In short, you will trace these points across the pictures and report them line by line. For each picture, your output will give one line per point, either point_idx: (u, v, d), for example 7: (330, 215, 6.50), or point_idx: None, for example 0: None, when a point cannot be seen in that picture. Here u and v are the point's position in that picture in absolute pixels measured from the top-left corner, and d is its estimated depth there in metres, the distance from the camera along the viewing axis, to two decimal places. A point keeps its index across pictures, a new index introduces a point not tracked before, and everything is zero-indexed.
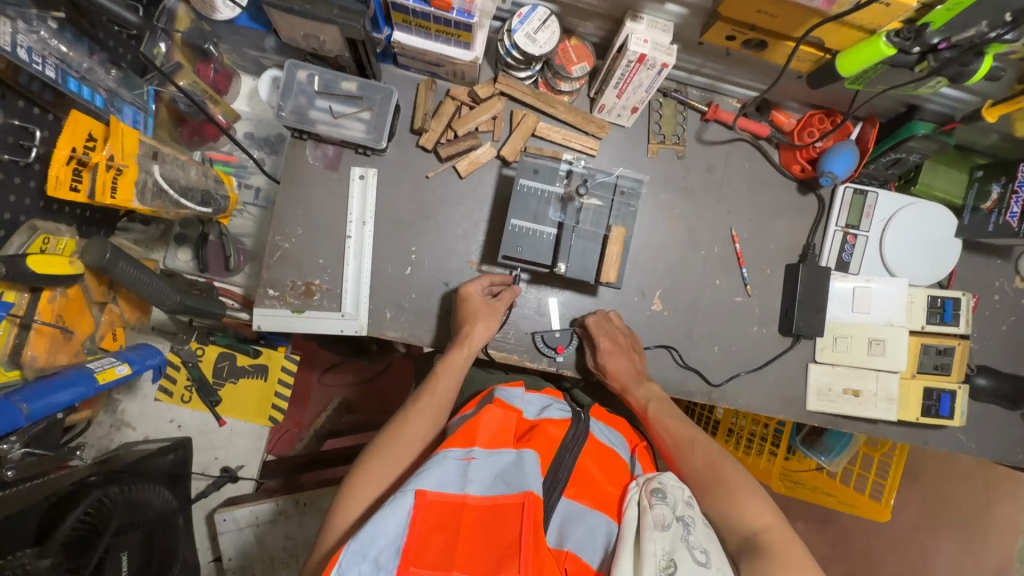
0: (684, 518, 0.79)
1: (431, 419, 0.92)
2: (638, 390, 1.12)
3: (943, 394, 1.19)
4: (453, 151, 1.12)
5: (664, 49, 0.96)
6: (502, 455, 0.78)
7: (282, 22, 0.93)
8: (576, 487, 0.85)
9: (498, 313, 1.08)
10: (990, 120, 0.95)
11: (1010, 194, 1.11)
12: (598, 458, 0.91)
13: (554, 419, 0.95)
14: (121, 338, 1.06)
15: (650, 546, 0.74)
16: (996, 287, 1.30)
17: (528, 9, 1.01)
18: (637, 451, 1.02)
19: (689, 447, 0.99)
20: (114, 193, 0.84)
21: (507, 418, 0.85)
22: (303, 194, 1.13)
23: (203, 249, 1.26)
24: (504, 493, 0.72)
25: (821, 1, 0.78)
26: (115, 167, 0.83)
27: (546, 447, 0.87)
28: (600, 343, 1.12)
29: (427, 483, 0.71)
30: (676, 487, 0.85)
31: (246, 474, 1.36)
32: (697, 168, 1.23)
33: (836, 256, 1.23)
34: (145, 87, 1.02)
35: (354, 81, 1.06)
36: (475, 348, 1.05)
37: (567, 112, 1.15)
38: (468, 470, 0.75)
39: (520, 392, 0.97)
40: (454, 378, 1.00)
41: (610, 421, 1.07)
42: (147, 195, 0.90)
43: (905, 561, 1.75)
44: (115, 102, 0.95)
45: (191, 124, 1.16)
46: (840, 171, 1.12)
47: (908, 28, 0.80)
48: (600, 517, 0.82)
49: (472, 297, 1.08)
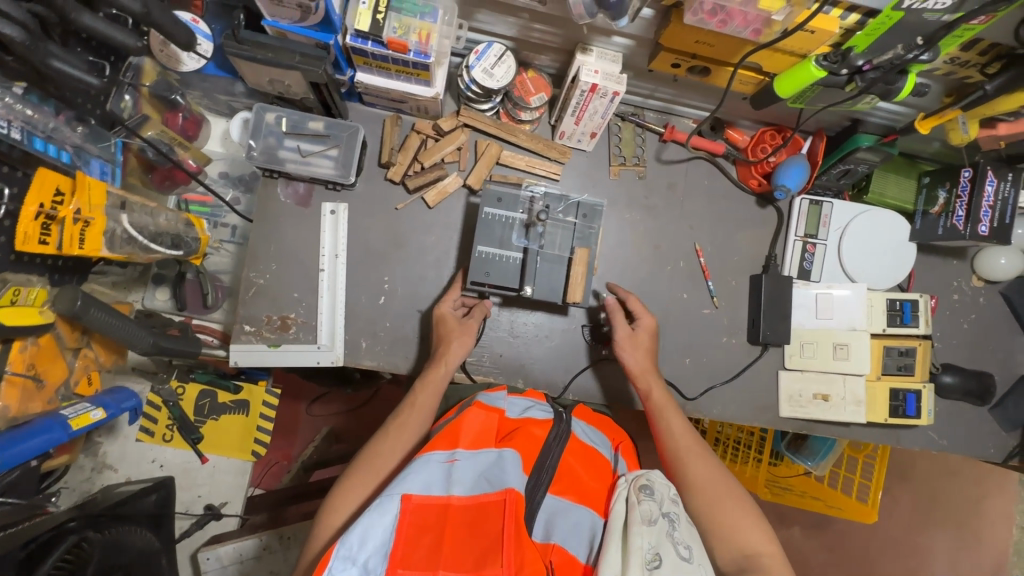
0: (671, 515, 0.78)
1: (411, 433, 0.97)
2: (656, 381, 1.09)
3: (909, 394, 1.22)
4: (420, 183, 1.16)
5: (614, 78, 1.01)
6: (484, 455, 0.80)
7: (246, 69, 0.97)
8: (561, 484, 0.84)
9: (472, 330, 1.10)
10: (924, 132, 1.00)
11: (955, 199, 1.16)
12: (582, 457, 0.91)
13: (536, 419, 0.95)
14: (95, 381, 1.05)
15: (637, 539, 0.73)
16: (954, 287, 1.34)
17: (483, 46, 1.06)
18: (619, 448, 1.02)
19: (692, 456, 0.97)
20: (81, 244, 0.85)
21: (488, 420, 0.87)
22: (275, 230, 1.16)
23: (182, 286, 1.29)
24: (486, 492, 0.73)
25: (748, 31, 0.83)
26: (82, 220, 0.85)
27: (528, 447, 0.86)
28: (640, 322, 1.15)
29: (411, 487, 0.72)
30: (664, 483, 0.83)
31: (230, 511, 1.34)
32: (658, 186, 1.27)
33: (798, 265, 1.27)
34: (112, 141, 1.03)
35: (321, 121, 1.11)
36: (452, 365, 1.05)
37: (529, 140, 1.20)
38: (451, 472, 0.76)
39: (503, 394, 1.00)
40: (432, 394, 1.02)
41: (592, 420, 1.07)
42: (115, 243, 0.92)
43: (900, 560, 1.77)
44: (82, 157, 0.94)
45: (161, 170, 1.20)
46: (794, 184, 1.18)
47: (835, 52, 0.86)
48: (585, 512, 0.81)
49: (444, 317, 1.10)
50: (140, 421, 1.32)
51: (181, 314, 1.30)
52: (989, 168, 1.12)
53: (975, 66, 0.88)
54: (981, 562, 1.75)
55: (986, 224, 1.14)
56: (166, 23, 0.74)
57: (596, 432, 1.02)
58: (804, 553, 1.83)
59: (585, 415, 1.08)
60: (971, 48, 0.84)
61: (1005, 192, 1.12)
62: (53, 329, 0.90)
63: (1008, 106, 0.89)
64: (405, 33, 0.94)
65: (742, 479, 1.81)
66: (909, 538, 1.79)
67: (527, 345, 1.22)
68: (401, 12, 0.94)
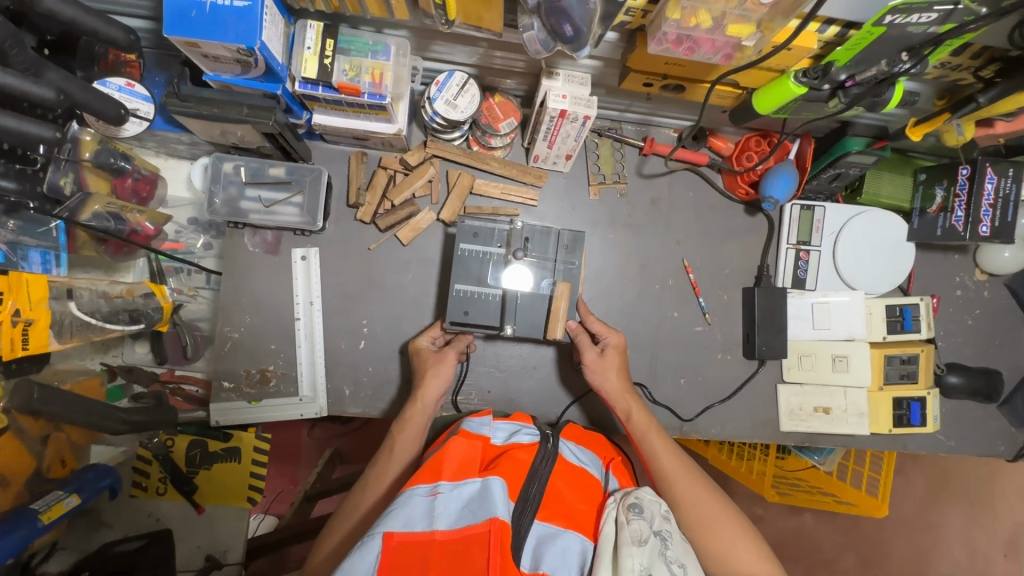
0: (662, 533, 0.74)
1: (389, 477, 0.88)
2: (632, 399, 1.02)
3: (912, 403, 1.18)
4: (391, 221, 1.12)
5: (584, 101, 0.94)
6: (468, 486, 0.71)
7: (194, 124, 0.92)
8: (548, 509, 0.75)
9: (449, 359, 1.04)
10: (916, 139, 0.93)
11: (953, 198, 1.10)
12: (570, 478, 0.83)
13: (522, 443, 0.86)
14: (70, 462, 1.07)
15: (628, 561, 0.67)
16: (957, 283, 1.29)
17: (444, 76, 1.00)
18: (610, 466, 0.93)
19: (681, 479, 0.89)
20: (26, 345, 0.75)
21: (471, 448, 0.78)
22: (247, 281, 1.12)
23: (160, 339, 1.22)
24: (471, 524, 0.66)
25: (719, 57, 0.78)
26: (23, 320, 0.74)
27: (514, 473, 0.77)
28: (608, 338, 1.07)
29: (393, 524, 0.66)
30: (653, 500, 0.78)
31: (231, 559, 1.31)
32: (641, 203, 1.22)
33: (791, 275, 1.22)
34: (52, 224, 0.91)
35: (282, 167, 1.07)
36: (431, 403, 0.99)
37: (502, 166, 1.15)
38: (435, 505, 0.69)
39: (489, 419, 0.90)
40: (413, 436, 0.94)
41: (581, 438, 0.99)
42: (65, 332, 0.83)
43: (918, 544, 1.69)
44: (17, 251, 0.86)
45: (115, 242, 1.03)
46: (782, 195, 1.10)
47: (814, 68, 0.79)
48: (574, 536, 0.72)
49: (421, 350, 1.07)
50: (132, 476, 1.29)
51: (162, 367, 1.24)
52: (988, 164, 1.06)
53: (968, 69, 0.82)
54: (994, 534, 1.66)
55: (988, 224, 1.08)
56: (88, 99, 0.77)
57: (585, 451, 0.94)
58: (817, 539, 1.72)
59: (573, 433, 0.99)
60: (963, 53, 0.78)
61: (1007, 189, 1.06)
62: (13, 427, 0.87)
63: (1007, 108, 0.82)
64: (356, 75, 0.88)
65: (749, 479, 1.63)
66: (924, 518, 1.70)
67: (514, 378, 1.18)
68: (350, 53, 0.88)
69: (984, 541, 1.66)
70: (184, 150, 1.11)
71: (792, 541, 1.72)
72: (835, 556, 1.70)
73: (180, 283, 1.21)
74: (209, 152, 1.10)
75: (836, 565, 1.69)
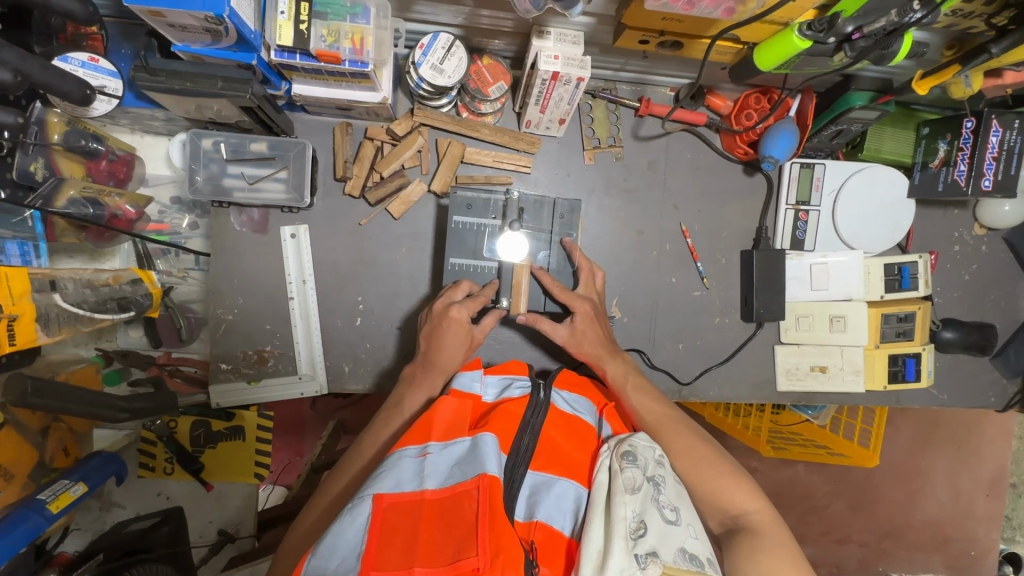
0: (656, 478, 0.74)
1: (408, 410, 0.90)
2: (613, 361, 0.99)
3: (907, 359, 1.21)
4: (381, 194, 1.09)
5: (577, 62, 0.89)
6: (457, 445, 0.72)
7: (168, 100, 0.87)
8: (542, 458, 0.76)
9: (476, 343, 0.98)
10: (922, 92, 0.90)
11: (957, 151, 1.07)
12: (564, 428, 0.83)
13: (512, 397, 0.86)
14: (73, 450, 1.12)
15: (621, 509, 0.67)
16: (955, 238, 1.28)
17: (429, 39, 0.94)
18: (604, 412, 0.91)
19: (664, 433, 0.87)
20: (13, 340, 0.74)
21: (462, 405, 0.80)
22: (236, 260, 1.09)
23: (153, 324, 1.17)
24: (459, 481, 0.67)
25: (720, 11, 0.74)
26: (6, 317, 0.73)
27: (505, 427, 0.78)
28: (575, 312, 0.99)
29: (383, 486, 0.67)
30: (647, 445, 0.78)
31: (244, 532, 1.35)
32: (636, 166, 1.19)
33: (790, 235, 1.20)
34: (27, 213, 0.89)
35: (263, 141, 1.02)
36: (446, 370, 0.94)
37: (493, 134, 1.10)
38: (424, 465, 0.70)
39: (480, 374, 0.90)
40: (422, 396, 0.91)
41: (575, 385, 0.96)
42: (50, 326, 0.82)
43: (906, 485, 1.76)
44: None
45: (95, 228, 0.98)
46: (781, 154, 1.07)
47: (820, 20, 0.75)
48: (569, 484, 0.74)
49: (462, 322, 0.94)
50: (138, 457, 1.30)
51: (158, 350, 1.20)
52: (994, 117, 1.03)
53: (980, 17, 0.78)
54: (979, 476, 1.78)
55: (991, 178, 1.06)
56: (49, 79, 0.73)
57: (579, 398, 0.92)
58: (809, 488, 1.74)
59: (566, 380, 0.97)
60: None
61: (1011, 142, 1.03)
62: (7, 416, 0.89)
63: (1016, 57, 0.81)
64: (335, 41, 0.83)
65: (744, 436, 1.61)
66: (911, 463, 1.76)
67: (514, 347, 1.19)
68: (328, 17, 0.82)
69: (969, 482, 1.78)
70: (160, 127, 1.06)
71: (785, 491, 1.73)
72: (826, 504, 1.74)
73: (168, 265, 1.17)
74: (187, 128, 1.05)
75: (827, 512, 1.74)
